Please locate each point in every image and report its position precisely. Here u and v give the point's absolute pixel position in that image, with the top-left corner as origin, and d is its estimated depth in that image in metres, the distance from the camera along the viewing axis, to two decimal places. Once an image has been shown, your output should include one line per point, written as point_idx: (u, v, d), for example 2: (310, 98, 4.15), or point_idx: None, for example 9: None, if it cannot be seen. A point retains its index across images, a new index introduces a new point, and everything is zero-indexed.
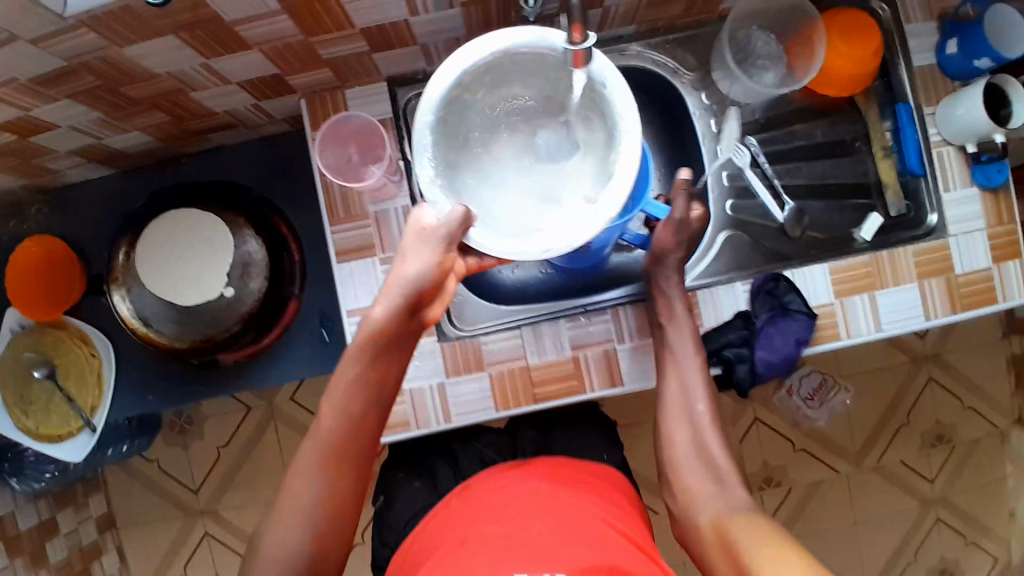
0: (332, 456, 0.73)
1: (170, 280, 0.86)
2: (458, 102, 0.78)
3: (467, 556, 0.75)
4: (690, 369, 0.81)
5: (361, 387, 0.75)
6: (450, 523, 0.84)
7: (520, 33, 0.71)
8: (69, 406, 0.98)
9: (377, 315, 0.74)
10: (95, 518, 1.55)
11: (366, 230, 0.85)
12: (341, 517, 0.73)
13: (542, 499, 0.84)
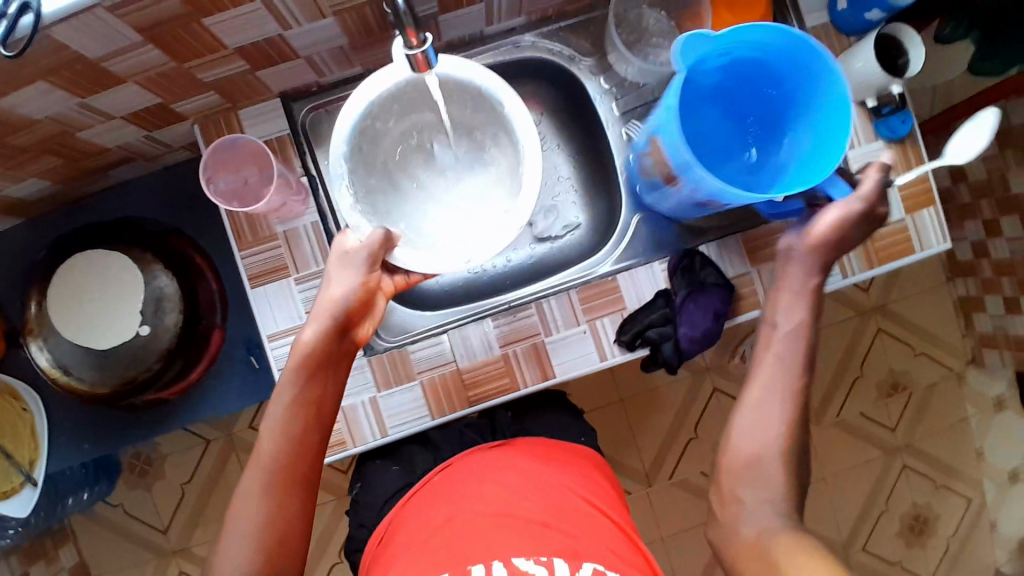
0: (275, 485, 0.69)
1: (83, 324, 0.85)
2: (372, 131, 0.79)
3: (456, 537, 0.72)
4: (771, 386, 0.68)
5: (300, 411, 0.71)
6: (430, 502, 0.79)
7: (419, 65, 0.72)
8: (7, 463, 0.95)
9: (309, 339, 0.71)
10: (67, 570, 1.52)
11: (276, 250, 0.85)
12: (284, 551, 0.69)
13: (527, 483, 0.79)
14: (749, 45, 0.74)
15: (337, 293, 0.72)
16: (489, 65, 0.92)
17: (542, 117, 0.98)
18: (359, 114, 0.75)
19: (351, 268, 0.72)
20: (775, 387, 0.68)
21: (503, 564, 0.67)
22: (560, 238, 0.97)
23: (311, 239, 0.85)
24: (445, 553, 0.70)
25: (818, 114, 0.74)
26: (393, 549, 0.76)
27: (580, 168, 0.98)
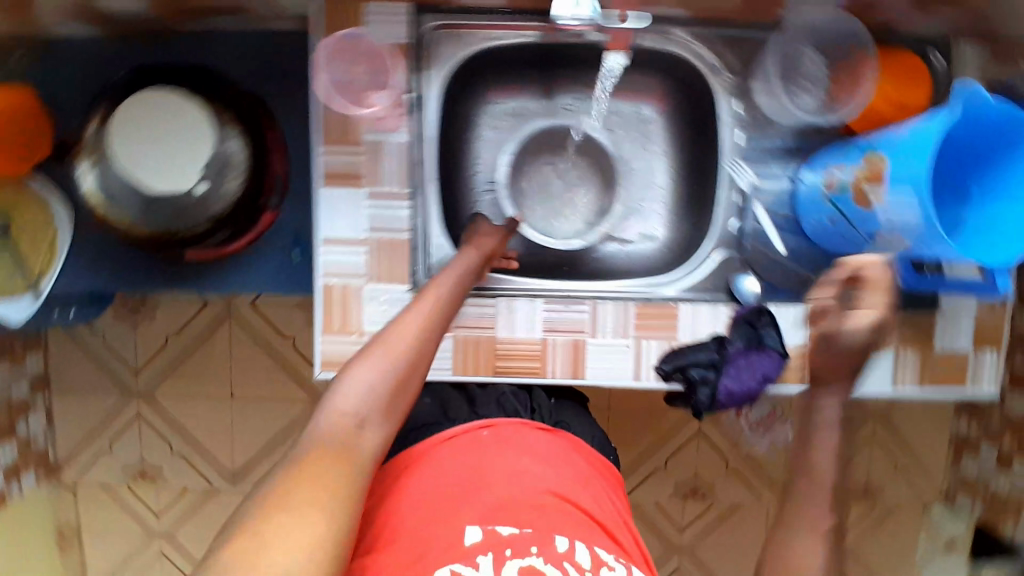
0: (426, 320, 0.69)
1: (136, 162, 0.80)
2: (521, 140, 0.96)
3: (522, 501, 0.68)
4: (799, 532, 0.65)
5: (448, 297, 0.74)
6: (478, 454, 0.74)
7: (569, 98, 0.94)
8: (14, 265, 0.90)
9: (470, 255, 0.80)
10: (29, 377, 1.56)
11: (356, 158, 0.81)
12: (409, 385, 0.64)
13: (576, 472, 0.76)
14: (985, 118, 0.68)
15: (486, 242, 0.83)
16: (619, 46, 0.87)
17: (661, 116, 0.95)
18: (525, 127, 0.96)
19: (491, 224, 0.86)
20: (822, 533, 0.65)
21: (585, 545, 0.65)
22: (631, 242, 0.94)
23: (394, 158, 0.82)
24: (510, 512, 0.67)
25: (1004, 214, 0.70)
26: (428, 481, 0.70)
27: (677, 181, 0.95)
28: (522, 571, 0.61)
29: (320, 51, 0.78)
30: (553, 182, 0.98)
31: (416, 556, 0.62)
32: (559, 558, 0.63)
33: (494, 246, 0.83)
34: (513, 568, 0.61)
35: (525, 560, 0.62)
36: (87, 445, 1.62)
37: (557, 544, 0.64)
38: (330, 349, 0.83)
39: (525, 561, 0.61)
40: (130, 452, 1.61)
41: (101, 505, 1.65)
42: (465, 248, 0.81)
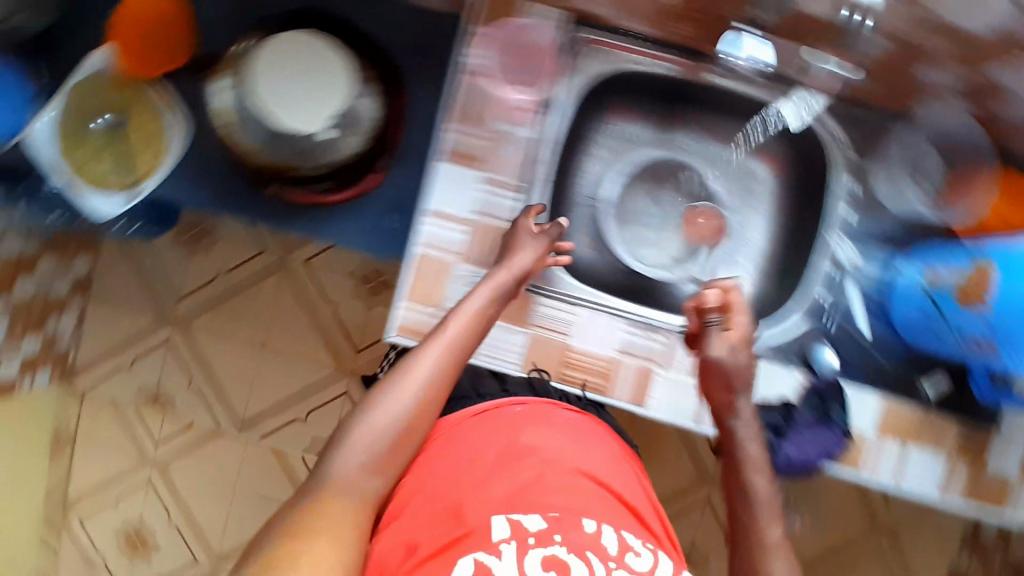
0: (440, 365, 0.69)
1: (276, 96, 0.81)
2: (627, 162, 0.92)
3: (549, 482, 0.68)
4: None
5: (473, 319, 0.74)
6: (493, 436, 0.73)
7: (688, 135, 0.91)
8: (120, 160, 0.91)
9: (501, 277, 0.78)
10: (76, 277, 1.55)
11: (484, 141, 0.83)
12: (419, 423, 0.67)
13: (602, 454, 0.75)
14: None
15: (524, 260, 0.78)
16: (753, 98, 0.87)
17: (775, 175, 0.91)
18: (636, 152, 0.92)
19: (530, 225, 0.82)
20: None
21: (612, 529, 0.65)
22: (716, 290, 0.91)
23: (517, 152, 0.83)
24: (537, 494, 0.66)
25: None
26: (450, 453, 0.71)
27: (774, 245, 0.91)
28: (545, 560, 0.60)
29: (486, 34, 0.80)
30: (647, 210, 0.93)
31: (434, 544, 0.62)
32: (583, 547, 0.62)
33: (534, 263, 0.78)
34: (535, 558, 0.60)
35: (548, 549, 0.60)
36: (111, 356, 1.64)
37: (584, 527, 0.64)
38: (411, 316, 0.84)
39: (547, 551, 0.60)
40: (151, 374, 1.63)
41: (103, 419, 1.65)
42: (496, 266, 0.79)
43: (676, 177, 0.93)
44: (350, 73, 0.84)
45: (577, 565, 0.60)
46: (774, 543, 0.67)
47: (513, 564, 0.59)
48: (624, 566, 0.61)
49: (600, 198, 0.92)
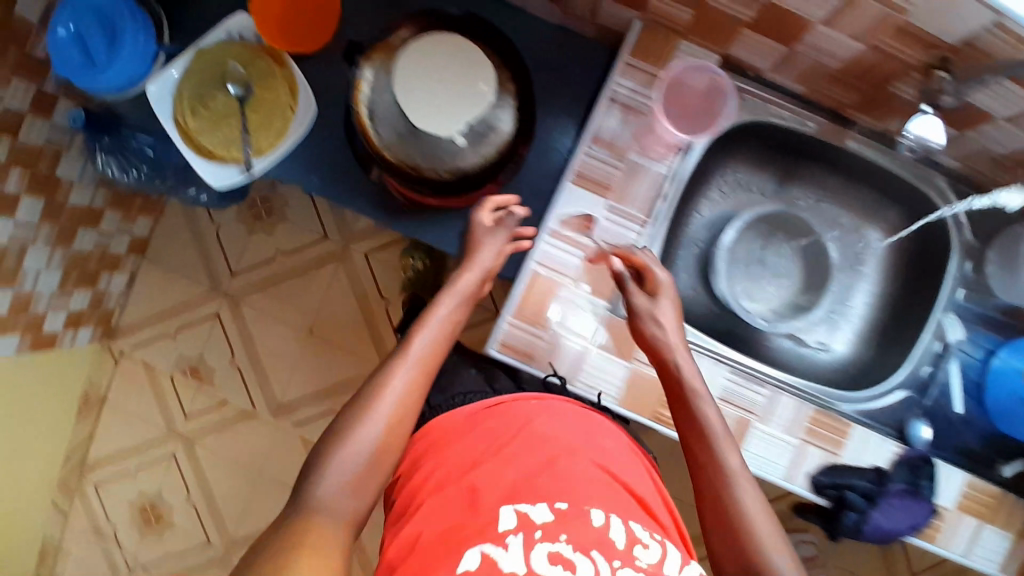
0: (409, 382, 0.70)
1: (414, 99, 0.82)
2: (743, 212, 0.92)
3: (563, 478, 0.68)
4: (758, 562, 0.63)
5: (445, 325, 0.75)
6: (509, 427, 0.74)
7: (806, 192, 0.92)
8: (239, 133, 0.93)
9: (466, 282, 0.78)
10: (133, 237, 1.59)
11: (614, 170, 0.82)
12: (398, 432, 0.68)
13: (613, 449, 0.76)
14: None
15: (486, 256, 0.79)
16: (884, 169, 0.86)
17: (884, 244, 0.92)
18: (754, 204, 0.92)
19: (487, 216, 0.81)
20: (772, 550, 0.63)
21: (621, 521, 0.65)
22: (812, 348, 0.92)
23: (648, 185, 0.82)
24: (549, 488, 0.67)
25: None
26: (458, 450, 0.73)
27: (874, 316, 0.93)
28: (551, 556, 0.59)
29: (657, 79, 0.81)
30: (756, 261, 0.95)
31: (448, 533, 0.64)
32: (588, 545, 0.61)
33: (495, 261, 0.79)
34: (540, 553, 0.59)
35: (554, 546, 0.60)
36: (157, 320, 1.67)
37: (593, 519, 0.63)
38: (512, 331, 0.83)
39: (552, 547, 0.60)
40: (193, 345, 1.66)
41: (137, 379, 1.68)
42: (462, 269, 0.79)
43: (790, 232, 0.94)
44: (491, 88, 0.83)
45: (583, 563, 0.59)
46: (753, 517, 0.65)
47: (519, 557, 0.59)
48: (628, 564, 0.60)
49: (719, 246, 0.91)
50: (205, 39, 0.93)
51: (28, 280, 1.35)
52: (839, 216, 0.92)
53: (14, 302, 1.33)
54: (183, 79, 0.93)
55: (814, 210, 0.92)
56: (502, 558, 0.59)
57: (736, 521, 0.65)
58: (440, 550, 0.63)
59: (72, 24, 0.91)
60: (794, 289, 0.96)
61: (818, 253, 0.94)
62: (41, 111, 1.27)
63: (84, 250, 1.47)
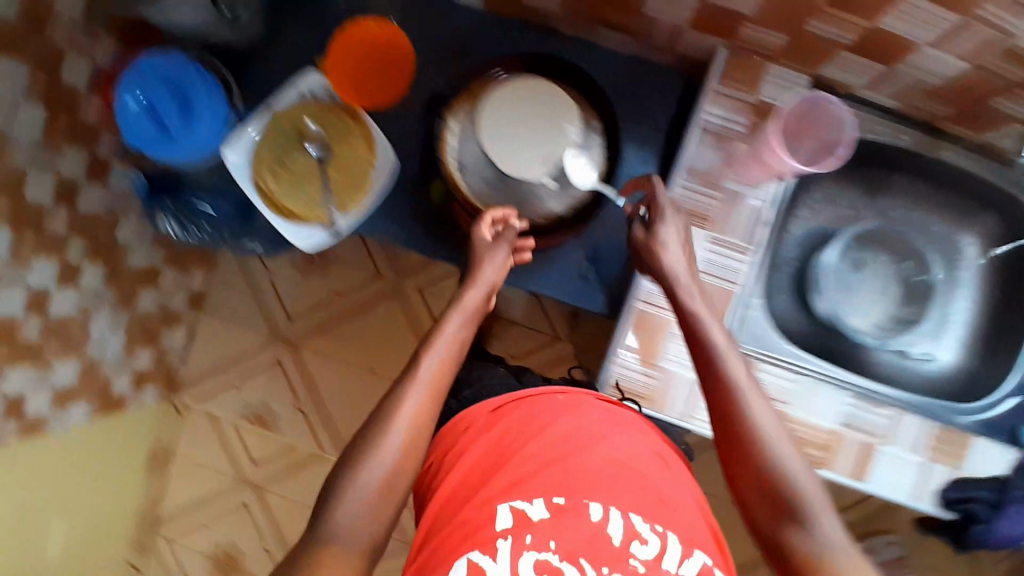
0: (418, 402, 0.70)
1: (503, 146, 0.81)
2: (838, 229, 0.91)
3: (579, 474, 0.69)
4: (794, 506, 0.60)
5: (453, 343, 0.77)
6: (534, 416, 0.75)
7: (898, 204, 0.90)
8: (322, 193, 0.93)
9: (472, 298, 0.80)
10: (189, 292, 1.62)
11: (713, 201, 0.80)
12: (407, 452, 0.68)
13: (629, 445, 0.73)
14: None
15: (489, 271, 0.81)
16: (975, 175, 0.84)
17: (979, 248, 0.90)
18: (847, 221, 0.91)
19: (486, 230, 0.83)
20: (812, 492, 0.60)
21: (620, 514, 0.65)
22: (917, 360, 0.91)
23: (747, 212, 0.80)
24: (557, 483, 0.67)
25: None
26: (482, 448, 0.73)
27: (976, 323, 0.91)
28: (536, 565, 0.62)
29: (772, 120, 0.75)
30: (854, 277, 0.93)
31: (455, 527, 0.67)
32: (575, 551, 0.63)
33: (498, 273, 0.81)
34: (529, 561, 0.62)
35: (541, 555, 0.62)
36: (219, 371, 1.70)
37: (589, 515, 0.65)
38: (625, 375, 0.85)
39: (541, 555, 0.62)
40: (258, 394, 1.69)
41: (203, 430, 1.71)
42: (467, 285, 0.81)
43: (885, 244, 0.93)
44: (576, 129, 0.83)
45: (569, 571, 0.62)
46: (789, 466, 0.62)
47: (507, 566, 0.62)
48: (616, 571, 0.62)
49: (816, 264, 0.89)
50: (280, 100, 0.92)
51: (95, 346, 1.35)
52: (933, 225, 0.91)
53: (83, 368, 1.33)
54: (262, 142, 0.92)
55: (906, 221, 0.91)
56: (490, 568, 0.62)
57: (764, 467, 0.62)
58: (444, 546, 0.66)
59: (141, 93, 0.88)
60: (893, 301, 0.94)
61: (914, 263, 0.93)
62: (99, 175, 1.26)
63: (146, 310, 1.50)
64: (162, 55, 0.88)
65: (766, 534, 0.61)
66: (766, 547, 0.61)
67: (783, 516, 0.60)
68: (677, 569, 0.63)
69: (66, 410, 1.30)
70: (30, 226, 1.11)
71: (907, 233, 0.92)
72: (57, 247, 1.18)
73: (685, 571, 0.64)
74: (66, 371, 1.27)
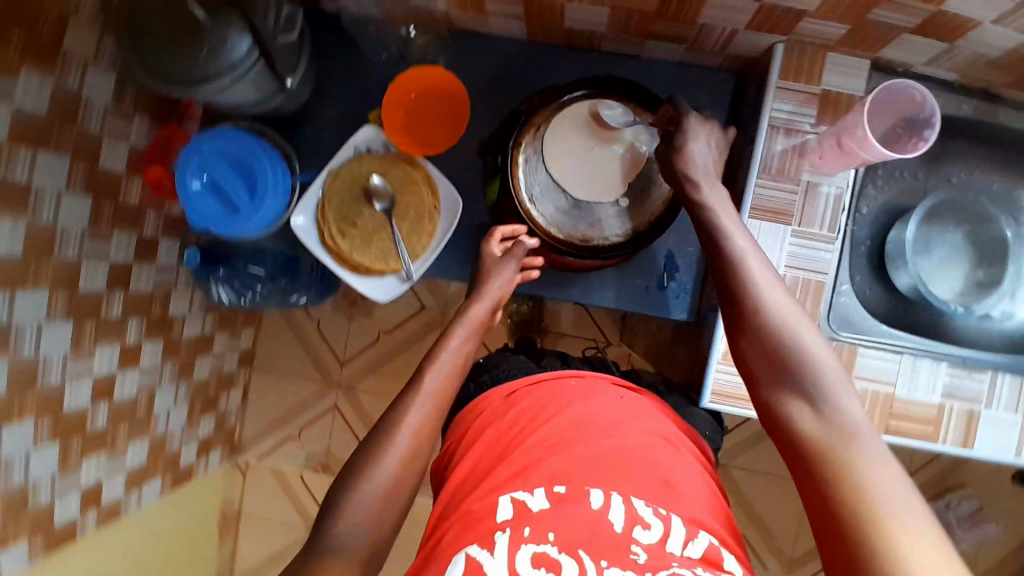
0: (427, 411, 0.73)
1: (575, 175, 0.86)
2: (902, 202, 0.92)
3: (586, 462, 0.73)
4: (800, 367, 0.62)
5: (461, 361, 0.79)
6: (546, 402, 0.82)
7: (960, 169, 0.90)
8: (392, 244, 0.93)
9: (478, 312, 0.83)
10: (241, 351, 1.61)
11: (792, 195, 0.83)
12: (413, 468, 0.70)
13: (637, 431, 0.77)
14: None
15: (494, 284, 0.84)
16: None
17: None
18: (910, 193, 0.92)
19: (497, 247, 0.87)
20: (823, 361, 0.62)
21: (622, 500, 0.69)
22: (1001, 320, 0.90)
23: (826, 202, 0.83)
24: (563, 471, 0.72)
25: None
26: (495, 436, 0.80)
27: None
28: (535, 557, 0.64)
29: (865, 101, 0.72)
30: (926, 247, 0.92)
31: (462, 514, 0.71)
32: (575, 542, 0.66)
33: (503, 289, 0.84)
34: (524, 555, 0.64)
35: (540, 547, 0.65)
36: (278, 425, 1.69)
37: (589, 503, 0.69)
38: (724, 378, 0.86)
39: (538, 548, 0.65)
40: (319, 443, 1.68)
41: (267, 487, 1.69)
42: (473, 298, 0.83)
43: (954, 211, 0.91)
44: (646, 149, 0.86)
45: (568, 563, 0.64)
46: (796, 328, 0.64)
47: (504, 561, 0.64)
48: (618, 561, 0.65)
49: (888, 240, 0.90)
50: (337, 159, 0.93)
51: (161, 423, 1.32)
52: (995, 184, 0.90)
53: (152, 447, 1.30)
54: (325, 204, 0.93)
55: (970, 185, 0.91)
56: (487, 562, 0.64)
57: (770, 324, 0.64)
58: (452, 532, 0.70)
59: (203, 173, 0.89)
60: (966, 264, 0.93)
61: (985, 223, 0.91)
62: (146, 255, 1.14)
63: (205, 376, 1.46)
64: (217, 132, 0.89)
65: (769, 407, 0.63)
66: (771, 419, 0.63)
67: (788, 385, 0.62)
68: (681, 552, 0.67)
69: (139, 490, 1.28)
70: (92, 316, 1.03)
71: (975, 198, 0.90)
72: (117, 331, 1.10)
73: (689, 553, 0.67)
74: (137, 453, 1.25)
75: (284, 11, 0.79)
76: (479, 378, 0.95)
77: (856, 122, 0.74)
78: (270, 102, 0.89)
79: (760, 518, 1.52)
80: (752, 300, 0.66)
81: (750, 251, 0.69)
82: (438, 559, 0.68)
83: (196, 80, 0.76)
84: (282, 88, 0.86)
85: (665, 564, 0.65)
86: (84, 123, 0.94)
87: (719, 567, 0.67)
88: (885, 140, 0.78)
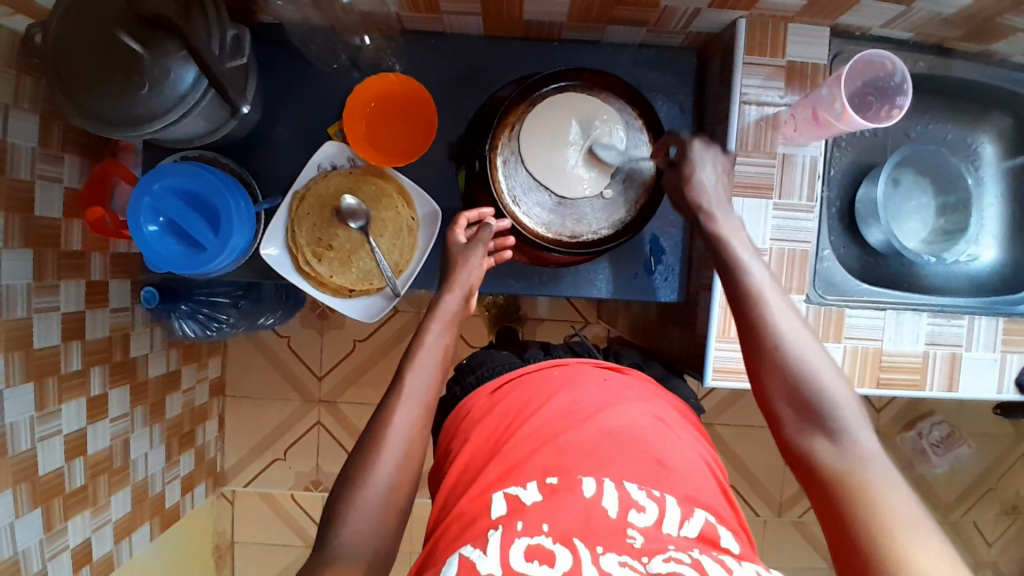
0: (414, 416, 0.68)
1: (557, 170, 0.84)
2: (868, 161, 0.94)
3: (581, 448, 0.65)
4: (824, 408, 0.62)
5: (440, 356, 0.74)
6: (532, 394, 0.74)
7: (917, 125, 0.94)
8: (372, 262, 0.89)
9: (449, 304, 0.78)
10: (210, 381, 1.54)
11: (769, 169, 0.84)
12: (404, 479, 0.65)
13: (627, 413, 0.70)
14: None
15: (463, 276, 0.79)
16: (987, 82, 0.89)
17: (991, 144, 0.95)
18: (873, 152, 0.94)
19: (461, 234, 0.82)
20: (846, 404, 0.63)
21: (614, 486, 0.61)
22: (969, 264, 0.95)
23: (802, 171, 0.84)
24: (555, 460, 0.64)
25: None
26: (486, 430, 0.72)
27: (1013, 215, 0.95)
28: (529, 550, 0.55)
29: (839, 74, 0.74)
30: (893, 201, 0.95)
31: (454, 518, 0.64)
32: (570, 532, 0.57)
33: (475, 282, 0.80)
34: (518, 547, 0.56)
35: (533, 539, 0.56)
36: (261, 451, 1.63)
37: (582, 492, 0.61)
38: (722, 355, 0.88)
39: (531, 540, 0.56)
40: (306, 462, 1.63)
41: (258, 513, 1.63)
42: (445, 293, 0.78)
43: (916, 165, 0.95)
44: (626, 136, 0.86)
45: (563, 554, 0.55)
46: (819, 371, 0.64)
47: (497, 556, 0.55)
48: (612, 547, 0.56)
49: (858, 201, 0.92)
50: (300, 181, 0.89)
51: (140, 467, 1.22)
52: (949, 134, 0.95)
53: (135, 495, 1.20)
54: (295, 229, 0.88)
55: (928, 138, 0.94)
56: (480, 560, 0.55)
57: (791, 360, 0.65)
58: (449, 535, 0.62)
59: (159, 215, 0.83)
60: (932, 214, 0.97)
61: (948, 173, 0.95)
62: (97, 300, 1.05)
63: (177, 413, 1.37)
64: (165, 168, 0.82)
65: (794, 446, 0.64)
66: (794, 456, 0.64)
67: (813, 425, 0.62)
68: (678, 532, 0.59)
69: (129, 539, 1.19)
70: (53, 373, 0.95)
71: (936, 151, 0.94)
72: (80, 384, 1.01)
73: (686, 533, 0.59)
74: (120, 503, 1.15)
75: (227, 33, 0.72)
76: (461, 380, 0.86)
77: (834, 93, 0.75)
78: (220, 130, 0.83)
79: (750, 470, 1.58)
80: (770, 330, 0.66)
81: (768, 289, 0.69)
82: (433, 565, 0.61)
83: (140, 118, 0.70)
84: (233, 114, 0.80)
85: (660, 548, 0.57)
86: (13, 173, 0.84)
87: (718, 546, 0.60)
88: (858, 108, 0.80)
